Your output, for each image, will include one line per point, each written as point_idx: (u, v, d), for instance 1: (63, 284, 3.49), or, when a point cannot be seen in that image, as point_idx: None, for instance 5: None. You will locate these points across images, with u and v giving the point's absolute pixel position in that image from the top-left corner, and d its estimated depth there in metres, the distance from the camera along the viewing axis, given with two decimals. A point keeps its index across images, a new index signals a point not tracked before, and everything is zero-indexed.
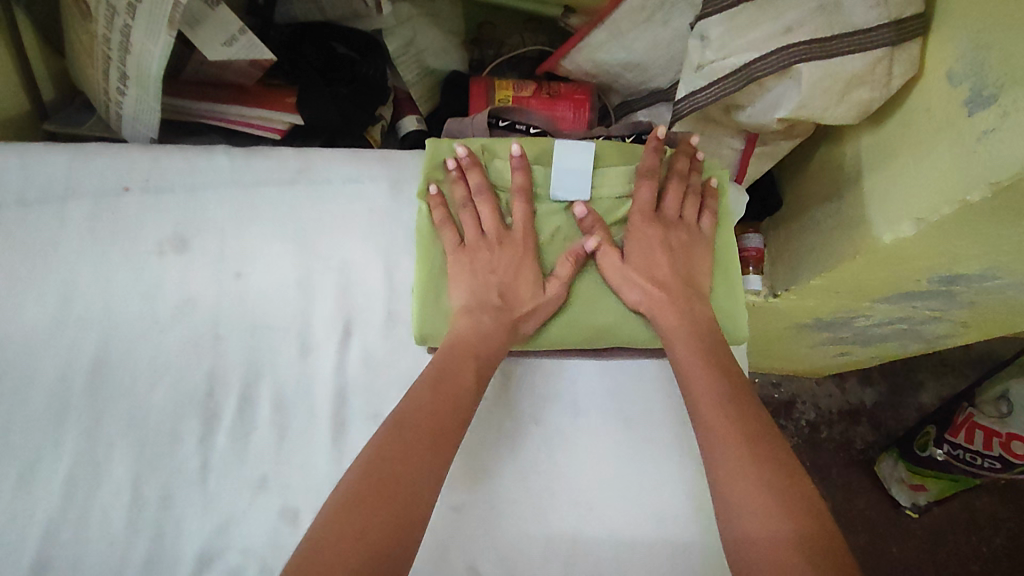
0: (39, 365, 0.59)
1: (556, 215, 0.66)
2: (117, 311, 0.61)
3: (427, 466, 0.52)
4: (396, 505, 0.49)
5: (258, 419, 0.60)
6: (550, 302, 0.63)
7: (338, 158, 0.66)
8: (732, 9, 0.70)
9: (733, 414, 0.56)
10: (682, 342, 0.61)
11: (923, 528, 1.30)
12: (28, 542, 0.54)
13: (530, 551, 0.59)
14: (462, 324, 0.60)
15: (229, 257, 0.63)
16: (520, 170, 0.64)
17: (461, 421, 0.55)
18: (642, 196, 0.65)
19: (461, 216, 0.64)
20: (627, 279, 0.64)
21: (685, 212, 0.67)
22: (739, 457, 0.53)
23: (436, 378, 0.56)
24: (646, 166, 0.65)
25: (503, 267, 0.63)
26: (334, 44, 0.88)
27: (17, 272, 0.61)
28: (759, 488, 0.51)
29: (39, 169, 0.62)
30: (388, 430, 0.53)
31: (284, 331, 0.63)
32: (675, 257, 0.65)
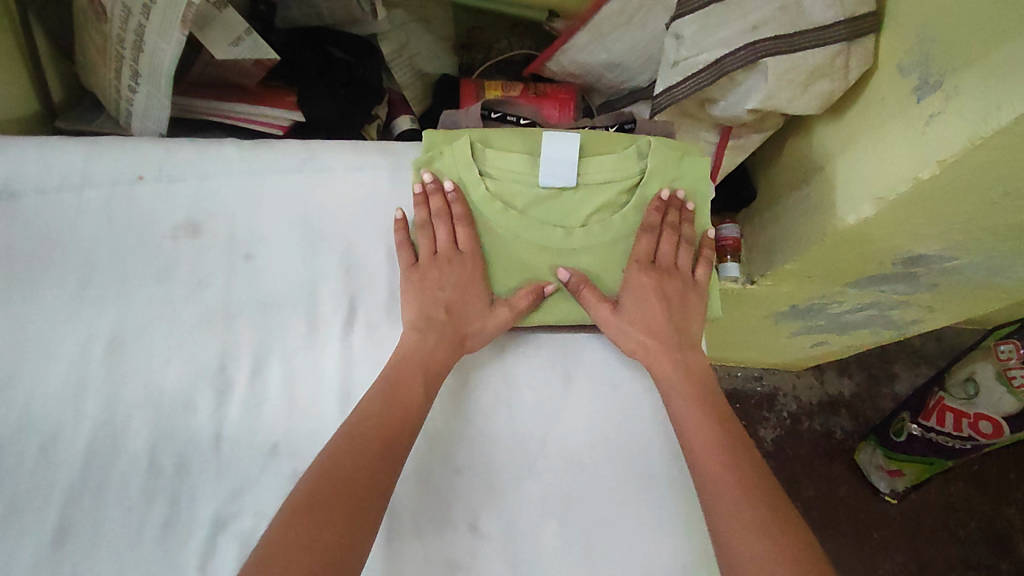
0: (57, 344, 0.62)
1: (543, 200, 0.69)
2: (132, 292, 0.64)
3: (378, 473, 0.55)
4: (348, 511, 0.52)
5: (269, 392, 0.63)
6: (493, 322, 0.66)
7: (340, 149, 0.70)
8: (704, 9, 0.77)
9: (720, 454, 0.60)
10: (673, 385, 0.65)
11: (900, 511, 1.35)
12: (50, 508, 0.57)
13: (526, 508, 0.63)
14: (410, 339, 0.65)
15: (239, 241, 0.67)
16: (456, 201, 0.68)
17: (408, 432, 0.59)
18: (641, 249, 0.69)
19: (419, 237, 0.68)
20: (622, 329, 0.67)
21: (682, 261, 0.70)
22: (724, 489, 0.58)
23: (386, 393, 0.60)
24: (648, 222, 0.69)
25: (451, 286, 0.67)
26: (330, 49, 0.92)
27: (38, 255, 0.64)
28: (737, 512, 0.56)
29: (58, 160, 0.66)
30: (341, 442, 0.56)
31: (291, 311, 0.66)
32: (668, 303, 0.68)
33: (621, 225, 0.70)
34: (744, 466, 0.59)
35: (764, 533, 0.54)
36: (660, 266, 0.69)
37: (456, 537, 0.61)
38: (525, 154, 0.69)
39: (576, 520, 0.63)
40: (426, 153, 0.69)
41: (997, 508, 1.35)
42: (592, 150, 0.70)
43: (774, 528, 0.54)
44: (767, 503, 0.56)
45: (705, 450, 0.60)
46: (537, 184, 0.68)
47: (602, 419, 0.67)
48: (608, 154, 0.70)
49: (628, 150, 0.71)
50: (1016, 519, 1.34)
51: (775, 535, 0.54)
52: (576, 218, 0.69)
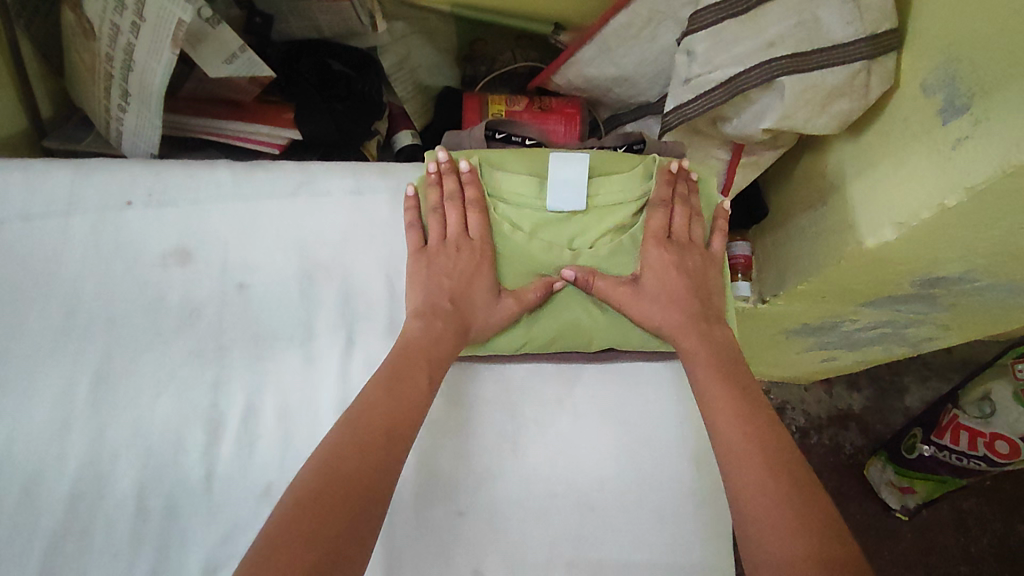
0: (41, 379, 0.59)
1: (551, 227, 0.66)
2: (121, 324, 0.61)
3: (380, 465, 0.52)
4: (349, 502, 0.49)
5: (262, 428, 0.60)
6: (497, 313, 0.63)
7: (337, 171, 0.67)
8: (717, 26, 0.74)
9: (748, 428, 0.57)
10: (699, 357, 0.62)
11: (912, 529, 1.33)
12: (31, 555, 0.53)
13: (532, 552, 0.60)
14: (414, 328, 0.61)
15: (232, 268, 0.64)
16: (471, 183, 0.65)
17: (411, 425, 0.55)
18: (655, 223, 0.66)
19: (429, 220, 0.65)
20: (646, 306, 0.64)
21: (695, 233, 0.67)
22: (751, 467, 0.54)
23: (389, 381, 0.57)
24: (658, 195, 0.67)
25: (459, 273, 0.64)
26: (329, 62, 0.90)
27: (21, 286, 0.61)
28: (761, 486, 0.53)
29: (43, 185, 0.63)
30: (342, 430, 0.53)
31: (286, 342, 0.63)
32: (689, 275, 0.65)
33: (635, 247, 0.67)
34: (774, 446, 0.55)
35: (786, 506, 0.51)
36: (676, 240, 0.66)
37: None
38: (530, 176, 0.66)
39: (584, 561, 0.60)
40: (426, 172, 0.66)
41: (1012, 528, 1.32)
42: (600, 169, 0.66)
43: (801, 509, 0.51)
44: (796, 484, 0.53)
45: (734, 431, 0.57)
46: (545, 207, 0.65)
47: (609, 458, 0.63)
48: (616, 174, 0.67)
49: (634, 168, 0.67)
50: None
51: (796, 505, 0.51)
52: (586, 238, 0.66)
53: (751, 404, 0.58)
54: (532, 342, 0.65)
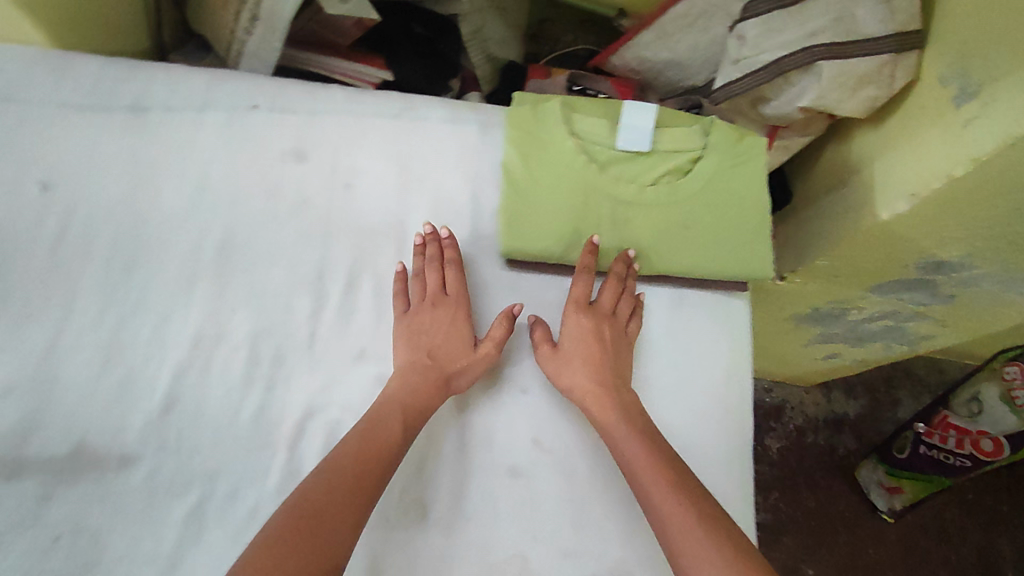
0: (173, 239, 0.68)
1: (620, 163, 0.72)
2: (243, 205, 0.70)
3: (351, 511, 0.54)
4: (319, 543, 0.51)
5: (359, 304, 0.69)
6: (478, 362, 0.66)
7: (435, 102, 0.78)
8: (767, 15, 0.86)
9: (678, 496, 0.58)
10: (617, 426, 0.64)
11: (895, 531, 1.40)
12: (160, 379, 0.62)
13: (585, 431, 0.68)
14: (394, 383, 0.64)
15: (341, 170, 0.73)
16: (450, 247, 0.70)
17: (384, 472, 0.58)
18: (577, 292, 0.69)
19: (410, 283, 0.69)
20: (562, 369, 0.67)
21: (621, 309, 0.71)
22: (689, 532, 0.56)
23: (364, 429, 0.59)
24: (583, 264, 0.69)
25: (437, 330, 0.67)
26: (413, 24, 1.01)
27: (161, 163, 0.71)
28: (682, 539, 0.56)
29: (183, 84, 0.74)
30: (319, 476, 0.55)
31: (383, 237, 0.72)
32: (605, 347, 0.68)
33: (694, 191, 0.73)
34: (705, 510, 0.57)
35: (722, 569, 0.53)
36: (596, 310, 0.70)
37: (519, 448, 0.66)
38: (605, 120, 0.73)
39: None
40: (520, 107, 0.73)
41: (990, 538, 1.40)
42: (664, 122, 0.74)
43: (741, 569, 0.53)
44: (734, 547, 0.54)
45: (661, 498, 0.58)
46: (615, 147, 0.72)
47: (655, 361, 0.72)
48: (677, 126, 0.74)
49: (692, 126, 0.74)
50: (1006, 549, 1.40)
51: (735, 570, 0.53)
52: (647, 178, 0.72)
53: (672, 468, 0.60)
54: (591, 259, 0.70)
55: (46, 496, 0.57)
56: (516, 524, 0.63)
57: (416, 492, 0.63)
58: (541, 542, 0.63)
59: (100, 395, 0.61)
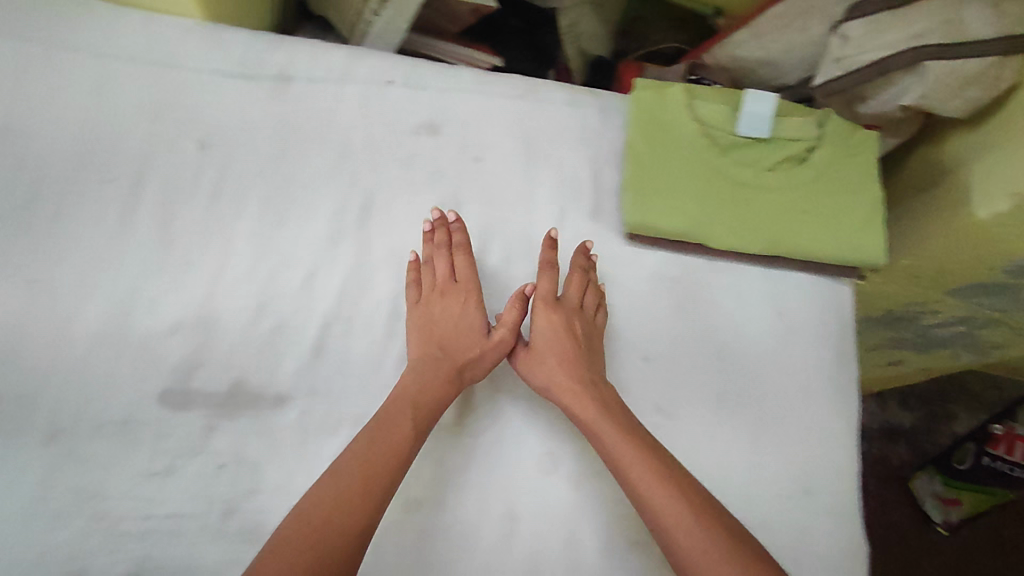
0: (318, 199, 0.73)
1: (740, 149, 0.75)
2: (381, 173, 0.75)
3: (356, 513, 0.54)
4: (329, 546, 0.52)
5: (490, 269, 0.73)
6: (491, 351, 0.67)
7: (557, 86, 0.82)
8: (871, 16, 0.88)
9: (667, 488, 0.58)
10: (598, 423, 0.63)
11: (950, 546, 1.33)
12: (311, 327, 0.67)
13: (702, 400, 0.70)
14: (407, 377, 0.64)
15: (471, 145, 0.77)
16: (458, 231, 0.71)
17: (391, 470, 0.58)
18: (543, 287, 0.70)
19: (422, 271, 0.70)
20: (537, 366, 0.67)
21: (588, 301, 0.70)
22: (681, 524, 0.56)
23: (370, 432, 0.59)
24: (545, 259, 0.71)
25: (449, 318, 0.68)
26: (510, 17, 1.08)
27: (305, 129, 0.76)
28: (675, 530, 0.56)
29: (324, 58, 0.79)
30: (319, 485, 0.56)
31: (511, 208, 0.75)
32: (578, 341, 0.68)
33: (811, 178, 0.75)
34: (696, 502, 0.58)
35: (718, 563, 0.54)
36: (564, 304, 0.69)
37: (642, 412, 0.69)
38: (726, 107, 0.75)
39: (746, 412, 0.70)
40: (645, 91, 0.76)
41: None
42: (782, 112, 0.77)
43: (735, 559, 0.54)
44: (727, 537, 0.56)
45: (650, 492, 0.58)
46: (736, 132, 0.75)
47: (768, 340, 0.74)
48: (794, 117, 0.76)
49: (808, 116, 0.77)
50: None
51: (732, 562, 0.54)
52: (765, 164, 0.75)
53: (662, 461, 0.60)
54: (711, 237, 0.73)
55: (211, 426, 0.63)
56: None
57: None
58: None
59: (255, 339, 0.66)
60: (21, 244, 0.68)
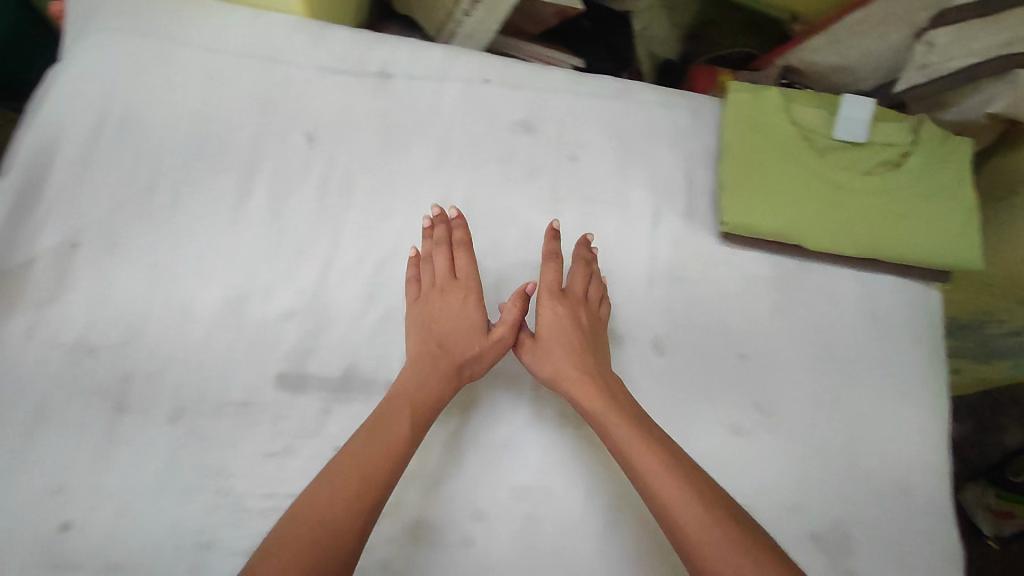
0: (421, 193, 0.75)
1: (837, 152, 0.76)
2: (480, 169, 0.77)
3: (353, 509, 0.54)
4: (325, 542, 0.51)
5: (587, 265, 0.74)
6: (492, 348, 0.66)
7: (649, 87, 0.83)
8: (960, 22, 0.83)
9: (678, 483, 0.56)
10: (605, 417, 0.61)
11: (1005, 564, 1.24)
12: None
13: (800, 398, 0.71)
14: (406, 373, 0.63)
15: (566, 143, 0.79)
16: (459, 226, 0.71)
17: (391, 467, 0.57)
18: (547, 279, 0.69)
19: (422, 267, 0.70)
20: (542, 360, 0.66)
21: (592, 294, 0.70)
22: (692, 522, 0.54)
23: (368, 431, 0.59)
24: (547, 250, 0.70)
25: (450, 315, 0.67)
26: (583, 19, 1.09)
27: (406, 125, 0.78)
28: (682, 529, 0.54)
29: (422, 55, 0.81)
30: (318, 482, 0.55)
31: (607, 206, 0.77)
32: (585, 332, 0.67)
33: (906, 183, 0.76)
34: (707, 500, 0.55)
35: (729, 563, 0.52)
36: (569, 295, 0.69)
37: (741, 407, 0.70)
38: (823, 111, 0.77)
39: (843, 413, 0.71)
40: (743, 94, 0.77)
41: None
42: (879, 118, 0.77)
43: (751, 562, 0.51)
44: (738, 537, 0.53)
45: (662, 488, 0.56)
46: (832, 136, 0.76)
47: (863, 341, 0.74)
48: (889, 122, 0.77)
49: (904, 121, 0.77)
50: None
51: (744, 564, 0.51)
52: (861, 168, 0.76)
53: (671, 456, 0.58)
54: (808, 238, 0.74)
55: (327, 409, 0.66)
56: (740, 477, 0.67)
57: None
58: (766, 496, 0.67)
59: (366, 327, 0.70)
60: (143, 230, 0.70)
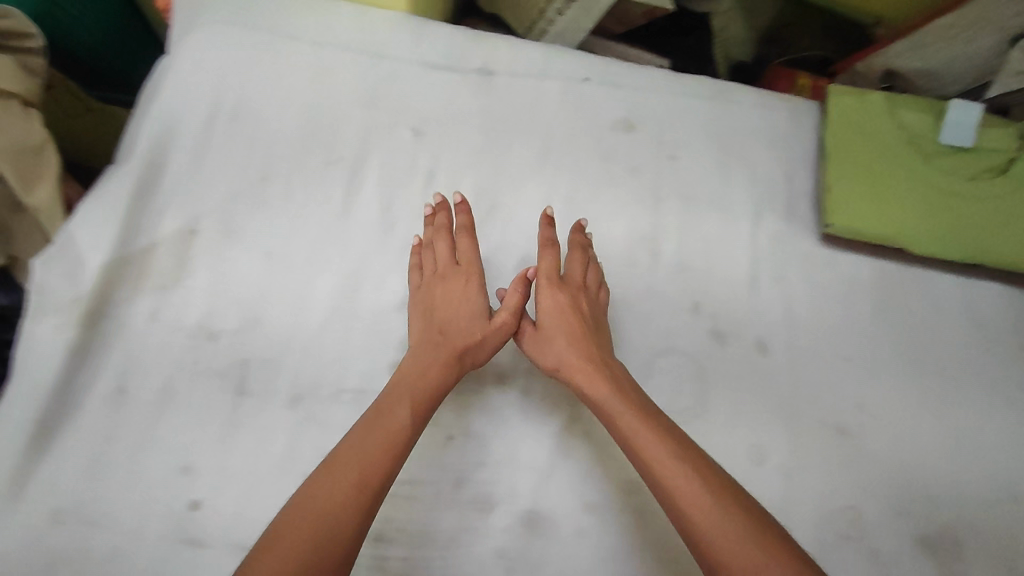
0: (525, 189, 0.76)
1: (942, 157, 0.76)
2: (583, 166, 0.77)
3: (345, 503, 0.49)
4: (314, 540, 0.46)
5: (690, 263, 0.75)
6: (493, 333, 0.64)
7: (746, 89, 0.84)
8: None
9: (697, 477, 0.51)
10: (617, 408, 0.57)
11: None
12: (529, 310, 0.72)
13: (905, 403, 0.71)
14: (407, 360, 0.61)
15: (666, 143, 0.79)
16: (462, 211, 0.69)
17: (391, 457, 0.52)
18: (546, 265, 0.67)
19: (425, 254, 0.69)
20: (546, 348, 0.63)
21: (590, 280, 0.68)
22: (713, 519, 0.48)
23: (367, 418, 0.55)
24: (545, 237, 0.69)
25: (452, 299, 0.65)
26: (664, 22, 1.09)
27: (509, 121, 0.79)
28: (707, 528, 0.48)
29: (523, 52, 0.83)
30: (312, 478, 0.50)
31: (708, 205, 0.77)
32: (585, 319, 0.65)
33: (1013, 190, 0.74)
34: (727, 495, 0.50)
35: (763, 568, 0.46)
36: (569, 283, 0.67)
37: (846, 409, 0.70)
38: (928, 116, 0.77)
39: (948, 417, 0.71)
40: (848, 96, 0.79)
41: None
42: (987, 124, 0.77)
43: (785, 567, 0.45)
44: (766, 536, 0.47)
45: (679, 481, 0.51)
46: (937, 140, 0.76)
47: (966, 347, 0.75)
48: (997, 129, 0.77)
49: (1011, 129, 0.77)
50: None
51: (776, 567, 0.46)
52: (965, 173, 0.75)
53: (688, 447, 0.53)
54: (913, 243, 0.73)
55: None
56: (849, 478, 0.67)
57: (755, 437, 0.68)
58: (874, 498, 0.67)
59: None
60: (257, 218, 0.72)
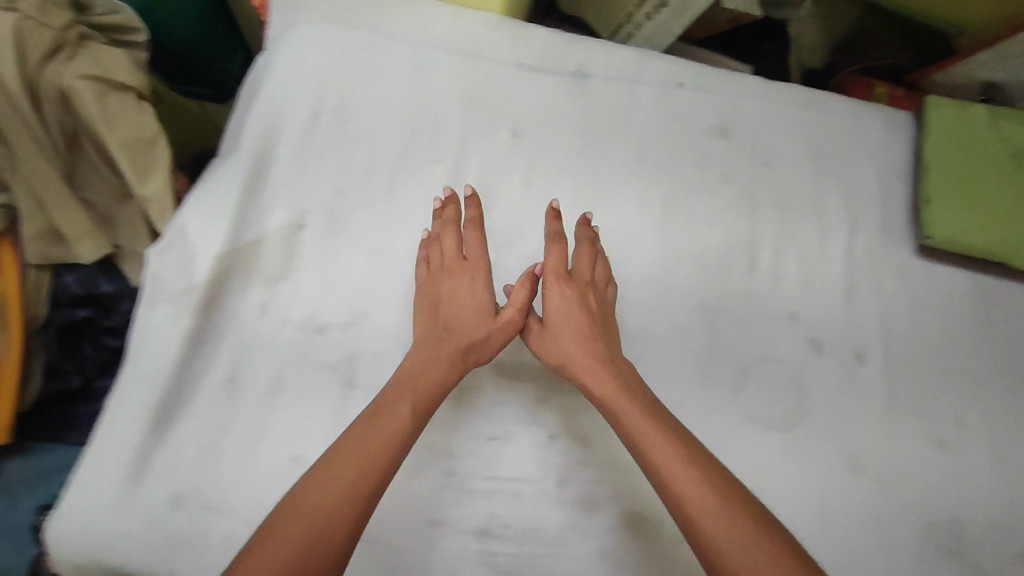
0: (622, 191, 0.76)
1: None
2: (679, 171, 0.78)
3: (343, 498, 0.49)
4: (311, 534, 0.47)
5: (785, 270, 0.75)
6: (500, 328, 0.63)
7: (840, 98, 0.83)
8: None
9: (698, 476, 0.51)
10: (622, 406, 0.57)
11: None
12: None
13: (1002, 417, 0.71)
14: (411, 355, 0.61)
15: (761, 150, 0.80)
16: (472, 205, 0.69)
17: (392, 452, 0.53)
18: (552, 261, 0.67)
19: (431, 248, 0.68)
20: (551, 344, 0.63)
21: (598, 275, 0.68)
22: (713, 519, 0.48)
23: (369, 413, 0.55)
24: (551, 231, 0.68)
25: (463, 294, 0.65)
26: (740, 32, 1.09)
27: (605, 123, 0.79)
28: (707, 528, 0.48)
29: (617, 56, 0.83)
30: (311, 473, 0.51)
31: (803, 214, 0.77)
32: (595, 315, 0.64)
33: None
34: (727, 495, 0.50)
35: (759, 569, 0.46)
36: (578, 278, 0.66)
37: (944, 422, 0.70)
38: None
39: None
40: (943, 109, 0.78)
41: None
42: None
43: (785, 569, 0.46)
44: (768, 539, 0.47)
45: (681, 482, 0.51)
46: None
47: None
48: None
49: None
50: None
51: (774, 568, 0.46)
52: None
53: (691, 447, 0.53)
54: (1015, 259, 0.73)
55: (542, 398, 0.67)
56: (948, 489, 0.68)
57: (855, 446, 0.68)
58: (974, 511, 0.67)
59: None
60: (359, 215, 0.73)
